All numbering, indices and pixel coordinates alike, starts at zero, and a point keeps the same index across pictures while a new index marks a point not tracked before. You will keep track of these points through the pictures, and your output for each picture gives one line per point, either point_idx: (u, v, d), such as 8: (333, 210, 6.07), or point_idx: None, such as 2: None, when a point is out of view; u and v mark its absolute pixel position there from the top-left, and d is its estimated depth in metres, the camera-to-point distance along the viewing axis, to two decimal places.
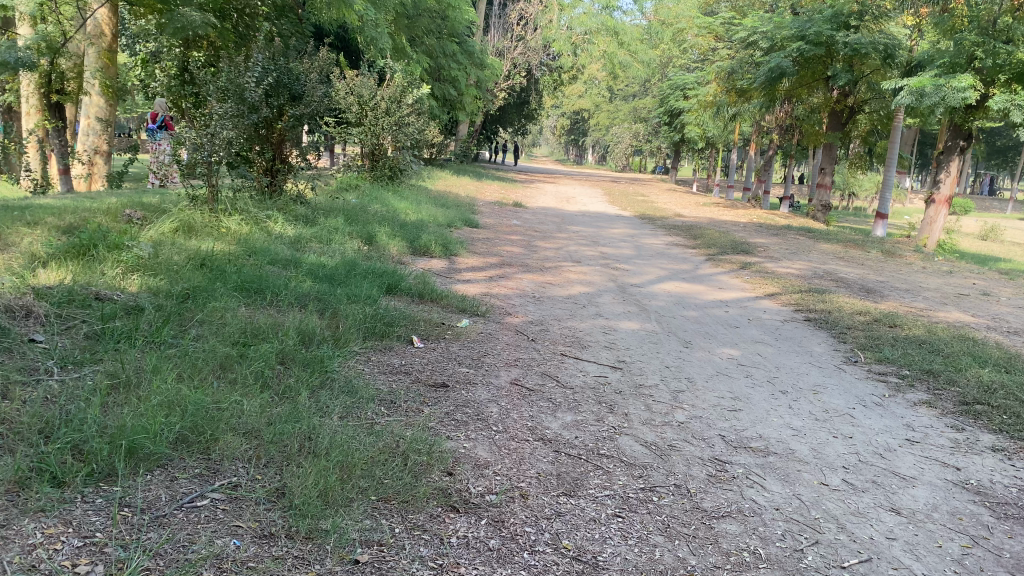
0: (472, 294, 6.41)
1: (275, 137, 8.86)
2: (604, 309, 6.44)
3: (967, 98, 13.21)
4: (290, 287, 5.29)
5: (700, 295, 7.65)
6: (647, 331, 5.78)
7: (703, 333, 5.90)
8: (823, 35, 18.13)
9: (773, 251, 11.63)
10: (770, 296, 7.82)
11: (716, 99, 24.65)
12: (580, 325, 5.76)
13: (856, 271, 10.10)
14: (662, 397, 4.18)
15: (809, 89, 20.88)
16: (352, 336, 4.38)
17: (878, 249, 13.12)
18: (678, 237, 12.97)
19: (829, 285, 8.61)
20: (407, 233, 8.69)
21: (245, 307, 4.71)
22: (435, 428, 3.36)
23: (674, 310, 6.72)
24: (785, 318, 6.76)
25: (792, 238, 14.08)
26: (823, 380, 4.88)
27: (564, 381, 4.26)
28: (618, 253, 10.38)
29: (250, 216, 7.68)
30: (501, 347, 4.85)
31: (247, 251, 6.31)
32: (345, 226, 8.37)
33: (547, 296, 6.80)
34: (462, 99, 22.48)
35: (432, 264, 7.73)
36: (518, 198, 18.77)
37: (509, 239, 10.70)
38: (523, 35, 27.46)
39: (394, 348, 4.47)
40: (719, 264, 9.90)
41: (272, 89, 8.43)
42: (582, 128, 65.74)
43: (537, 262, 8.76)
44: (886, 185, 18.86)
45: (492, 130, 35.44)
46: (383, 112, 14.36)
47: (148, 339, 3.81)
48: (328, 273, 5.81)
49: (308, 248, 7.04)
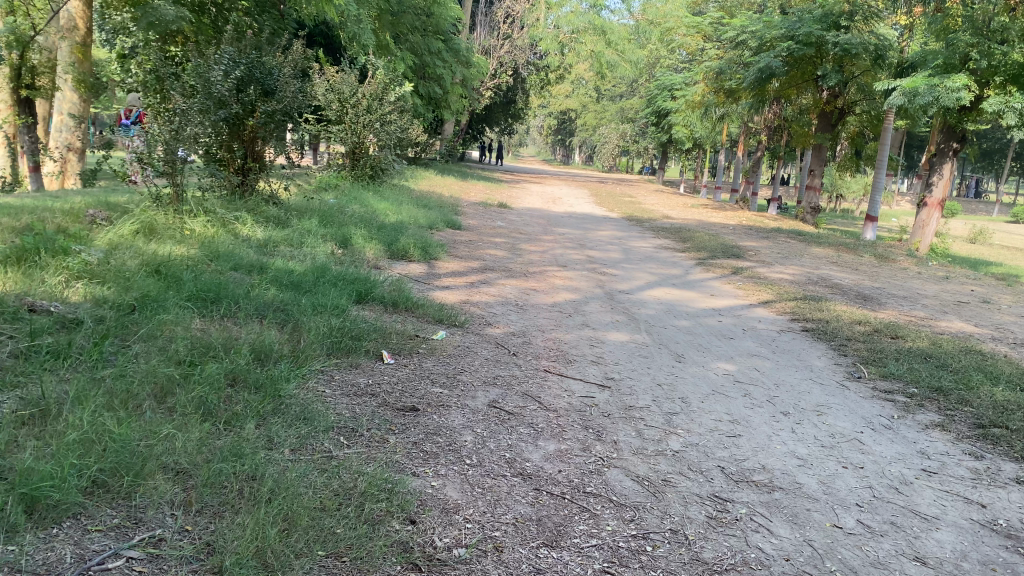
0: (450, 302, 6.02)
1: (246, 135, 8.44)
2: (591, 319, 6.06)
3: (961, 98, 12.93)
4: (250, 295, 4.88)
5: (691, 303, 7.28)
6: (637, 343, 5.41)
7: (697, 346, 5.53)
8: (813, 36, 17.87)
9: (765, 255, 11.32)
10: (765, 304, 7.47)
11: (704, 99, 24.31)
12: (566, 337, 5.38)
13: (851, 276, 9.79)
14: (654, 420, 3.81)
15: (799, 90, 20.57)
16: (314, 352, 3.99)
17: (871, 253, 12.85)
18: (667, 240, 12.62)
19: (825, 292, 8.28)
20: (385, 235, 8.28)
21: (199, 320, 4.30)
22: (400, 463, 2.97)
23: (665, 320, 6.35)
24: (782, 329, 6.40)
25: (783, 241, 13.78)
26: (826, 399, 4.52)
27: (546, 403, 3.87)
28: (605, 257, 10.01)
29: (218, 217, 7.26)
30: (479, 363, 4.45)
31: (210, 256, 5.89)
32: (319, 228, 7.96)
33: (530, 304, 6.42)
34: (448, 97, 22.09)
35: (411, 269, 7.33)
36: (503, 198, 18.40)
37: (493, 241, 10.32)
38: (510, 33, 27.05)
39: (360, 366, 4.07)
40: (710, 269, 9.56)
41: (243, 83, 8.03)
42: (569, 128, 65.41)
43: (521, 267, 8.37)
44: (876, 187, 18.57)
45: (479, 129, 35.06)
46: (364, 109, 13.94)
47: (79, 356, 3.40)
48: (294, 280, 5.42)
49: (277, 252, 6.63)
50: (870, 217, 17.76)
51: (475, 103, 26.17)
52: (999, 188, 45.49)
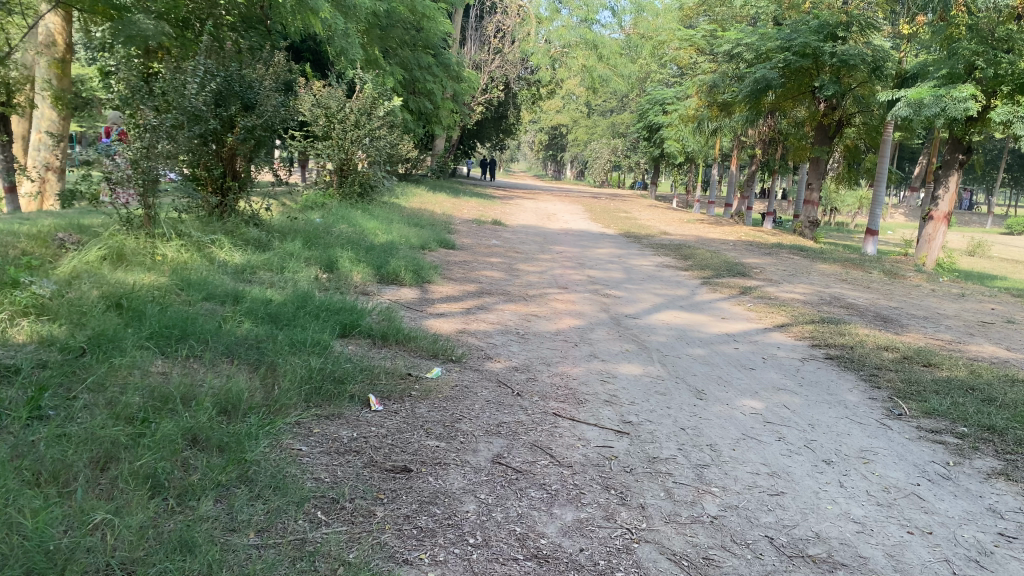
0: (444, 333, 5.50)
1: (225, 152, 7.93)
2: (599, 348, 5.55)
3: (969, 109, 12.57)
4: (221, 331, 4.37)
5: (703, 328, 6.79)
6: (651, 377, 4.90)
7: (718, 380, 5.02)
8: (809, 47, 17.53)
9: (770, 272, 10.89)
10: (781, 329, 6.99)
11: (698, 113, 23.95)
12: (574, 371, 4.86)
13: (866, 295, 9.32)
14: (684, 476, 3.31)
15: (795, 103, 20.25)
16: (290, 401, 3.48)
17: (879, 270, 12.41)
18: (668, 257, 12.16)
19: (842, 313, 7.80)
20: (374, 257, 7.77)
21: (160, 363, 3.78)
22: (390, 546, 2.45)
23: (678, 348, 5.85)
24: (805, 357, 5.90)
25: (786, 258, 13.33)
26: (869, 442, 4.02)
27: (558, 457, 3.37)
28: (606, 277, 9.54)
29: (193, 239, 6.74)
30: (479, 407, 3.92)
31: (181, 284, 5.38)
32: (303, 250, 7.46)
33: (532, 332, 5.91)
34: (439, 112, 21.69)
35: (401, 295, 6.82)
36: (497, 215, 17.96)
37: (488, 261, 9.84)
38: (501, 48, 26.79)
39: (344, 414, 3.55)
40: (717, 289, 9.09)
41: (220, 96, 7.53)
42: (561, 144, 65.14)
43: (519, 290, 7.88)
44: (876, 201, 18.14)
45: (470, 145, 34.63)
46: (351, 124, 13.46)
47: (6, 416, 2.86)
48: (271, 311, 4.91)
49: (258, 280, 6.13)
50: (870, 231, 17.37)
51: (467, 118, 25.76)
52: (992, 200, 45.36)
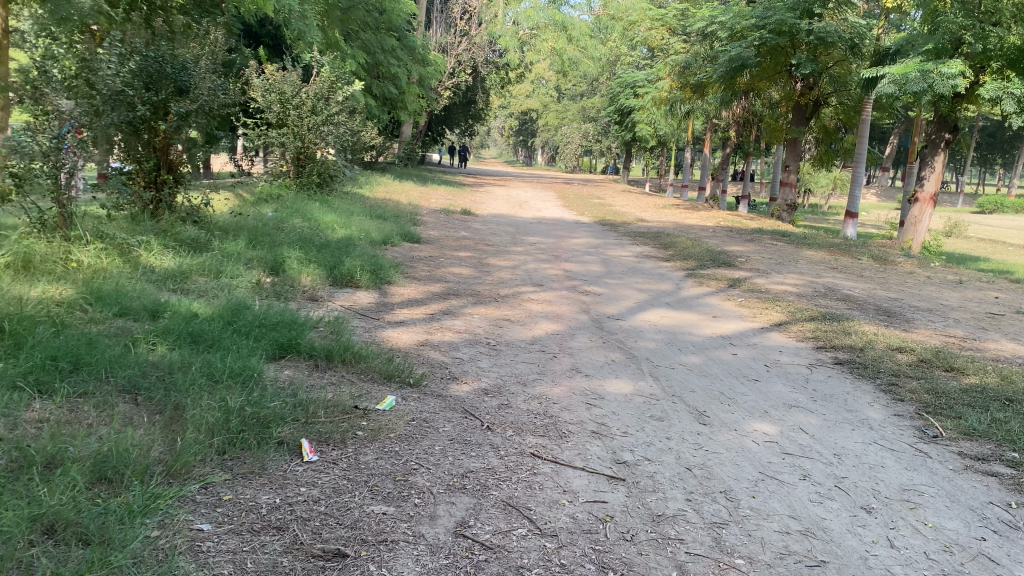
0: (402, 348, 4.73)
1: (158, 141, 7.09)
2: (581, 361, 4.83)
3: (958, 85, 11.99)
4: (124, 359, 3.58)
5: (694, 329, 6.11)
6: (644, 397, 4.19)
7: (719, 397, 4.33)
8: (785, 24, 16.85)
9: (756, 261, 10.27)
10: (780, 328, 6.32)
11: (671, 95, 23.27)
12: (555, 392, 4.14)
13: (860, 285, 8.70)
14: (699, 544, 2.61)
15: (770, 83, 19.71)
16: (196, 455, 2.75)
17: (868, 255, 11.84)
18: (647, 247, 11.47)
19: (841, 307, 7.16)
20: (327, 256, 6.99)
21: (37, 409, 2.98)
22: None
23: (670, 357, 5.15)
24: (812, 363, 5.24)
25: (769, 245, 12.71)
26: (908, 477, 3.36)
27: (540, 523, 2.66)
28: (584, 271, 8.82)
29: (117, 239, 5.89)
30: (440, 451, 3.20)
31: (89, 298, 4.56)
32: (247, 250, 6.66)
33: (504, 342, 5.19)
34: (404, 97, 20.90)
35: (356, 300, 6.05)
36: (465, 204, 17.12)
37: (456, 256, 9.09)
38: (467, 30, 26.25)
39: (267, 471, 2.82)
40: (703, 281, 8.41)
41: (149, 78, 6.71)
42: (530, 128, 64.18)
43: (489, 289, 7.13)
44: (855, 182, 17.59)
45: (438, 131, 33.70)
46: (308, 111, 12.59)
47: None
48: (192, 329, 4.12)
49: (188, 288, 5.32)
50: (849, 213, 16.81)
51: (433, 103, 24.84)
52: (961, 178, 45.35)
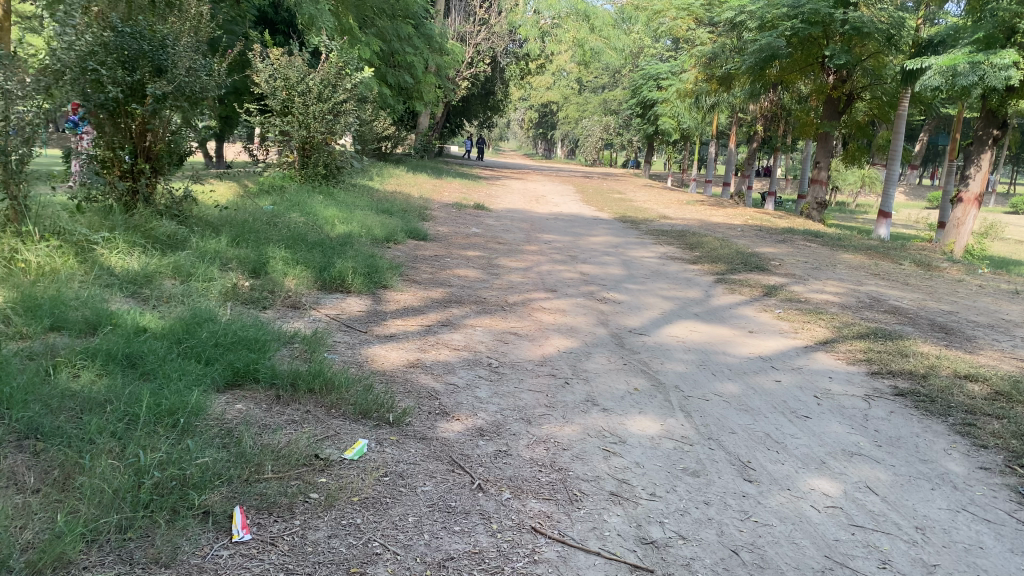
0: (387, 371, 4.03)
1: (135, 126, 6.40)
2: (597, 389, 4.09)
3: (1011, 77, 11.06)
4: (34, 390, 2.88)
5: (727, 347, 5.35)
6: (674, 441, 3.46)
7: (765, 442, 3.60)
8: (819, 14, 15.93)
9: (791, 265, 9.48)
10: (825, 347, 5.54)
11: (697, 88, 22.38)
12: (565, 434, 3.41)
13: (908, 295, 7.88)
14: None
15: (801, 75, 18.81)
16: (78, 543, 2.06)
17: (910, 259, 11.00)
18: (670, 247, 10.69)
19: (892, 322, 6.39)
20: (317, 256, 6.29)
21: None
22: None
23: (702, 384, 4.41)
24: (868, 394, 4.47)
25: (801, 246, 11.89)
26: (1016, 565, 2.61)
27: None
28: (603, 274, 8.09)
29: (74, 236, 5.18)
30: (414, 524, 2.49)
31: (20, 305, 3.86)
32: (228, 249, 5.97)
33: (508, 361, 4.48)
34: (421, 87, 20.23)
35: (344, 308, 5.35)
36: (480, 199, 16.40)
37: (464, 255, 8.38)
38: (486, 18, 25.48)
39: (176, 562, 2.12)
40: (735, 288, 7.63)
41: (124, 56, 6.05)
42: (551, 121, 63.33)
43: (496, 295, 6.40)
44: (889, 181, 16.64)
45: (457, 122, 33.00)
46: (314, 97, 11.87)
47: None
48: (130, 350, 3.42)
49: (149, 295, 4.64)
50: (883, 212, 15.92)
51: (450, 93, 24.13)
52: (993, 178, 43.99)
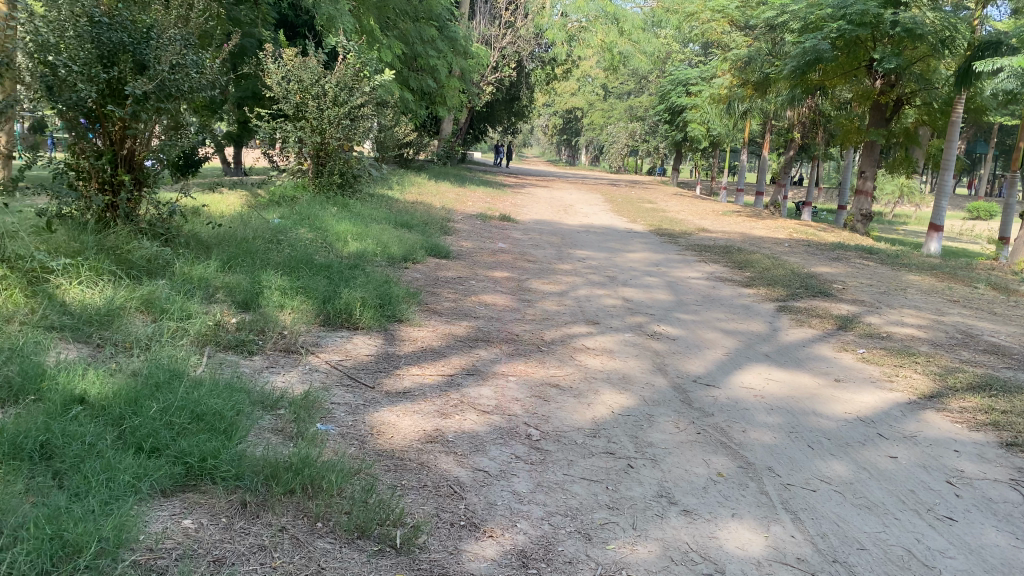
0: (398, 450, 3.10)
1: (115, 132, 5.56)
2: (671, 476, 3.13)
3: None
4: None
5: (816, 404, 4.36)
6: (791, 569, 2.50)
7: (910, 566, 2.61)
8: (868, 14, 14.73)
9: (858, 289, 8.44)
10: (934, 403, 4.52)
11: (731, 94, 21.20)
12: (640, 560, 2.46)
13: (1002, 328, 6.85)
14: None
15: (844, 80, 17.67)
16: None
17: (983, 282, 9.91)
18: (717, 267, 9.68)
19: (1000, 367, 5.37)
20: (323, 283, 5.40)
21: None
22: None
23: (800, 464, 3.44)
24: (1014, 478, 3.46)
25: (858, 265, 10.82)
26: None
27: None
28: (649, 299, 7.13)
29: (29, 261, 4.27)
30: None
31: None
32: (217, 275, 5.08)
33: (552, 429, 3.53)
34: (443, 91, 19.36)
35: (350, 351, 4.43)
36: (505, 209, 15.47)
37: (491, 277, 7.44)
38: (511, 22, 24.41)
39: None
40: (803, 319, 6.64)
41: (101, 49, 5.20)
42: (575, 128, 62.25)
43: (530, 330, 5.45)
44: (940, 192, 15.45)
45: (479, 128, 32.01)
46: (329, 100, 11.00)
47: None
48: (48, 437, 2.50)
49: (107, 341, 3.74)
50: (936, 226, 14.73)
51: (473, 98, 23.17)
52: None
